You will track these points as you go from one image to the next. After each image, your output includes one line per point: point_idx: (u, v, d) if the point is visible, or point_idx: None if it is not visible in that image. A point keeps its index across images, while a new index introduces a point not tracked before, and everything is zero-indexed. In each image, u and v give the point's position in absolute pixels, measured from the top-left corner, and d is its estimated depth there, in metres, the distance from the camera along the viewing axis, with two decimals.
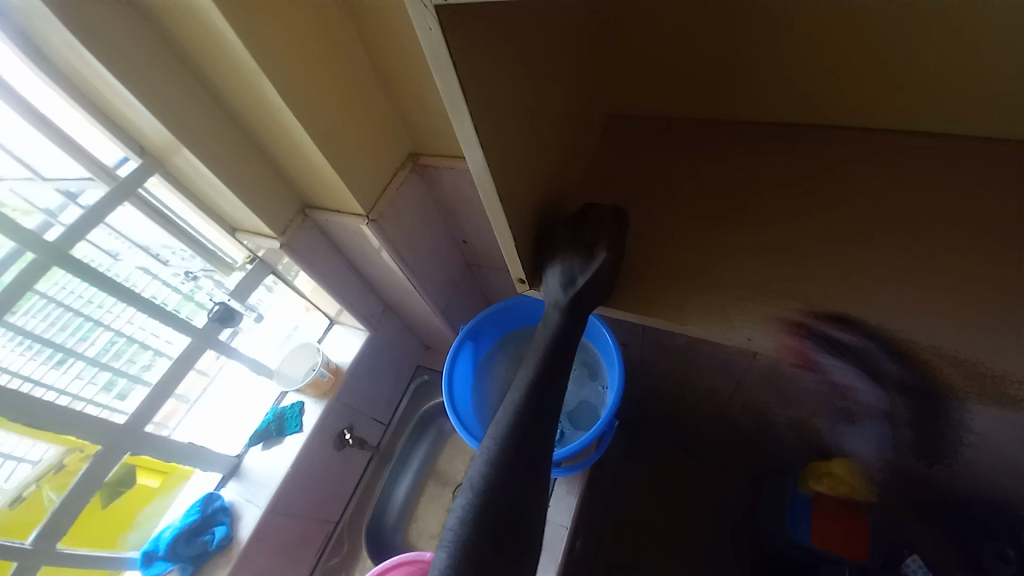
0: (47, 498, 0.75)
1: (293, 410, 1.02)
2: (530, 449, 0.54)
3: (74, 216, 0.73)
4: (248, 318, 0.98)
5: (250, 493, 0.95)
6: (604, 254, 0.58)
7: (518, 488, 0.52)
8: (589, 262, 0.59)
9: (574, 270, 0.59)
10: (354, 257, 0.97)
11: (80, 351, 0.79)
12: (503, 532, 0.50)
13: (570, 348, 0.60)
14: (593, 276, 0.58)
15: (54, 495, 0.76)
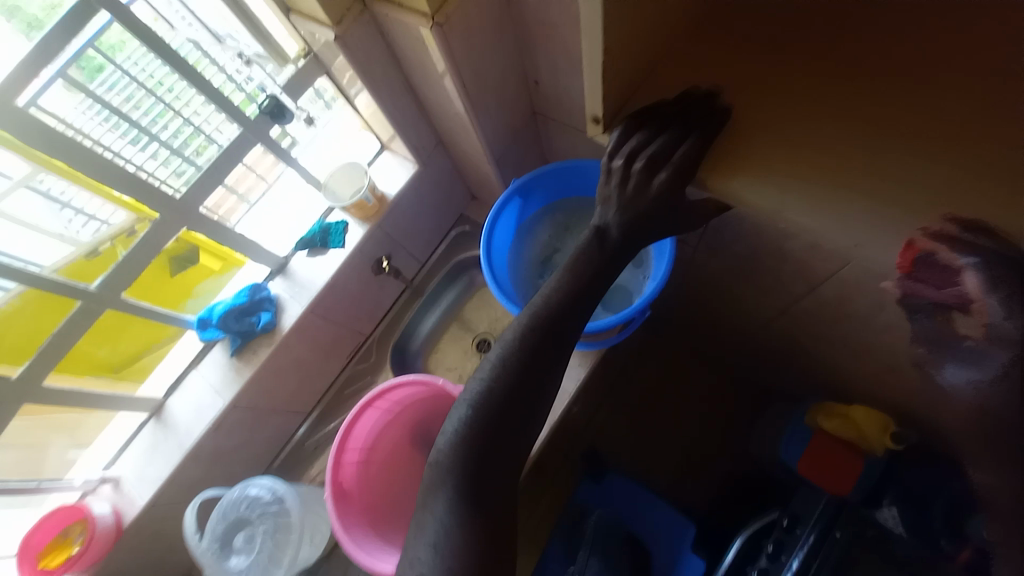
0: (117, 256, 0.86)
1: (337, 227, 1.03)
2: (543, 346, 0.63)
3: None
4: (298, 122, 0.94)
5: (294, 291, 1.02)
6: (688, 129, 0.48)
7: (526, 374, 0.62)
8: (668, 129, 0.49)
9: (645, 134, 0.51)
10: (412, 74, 0.86)
11: (154, 132, 0.80)
12: (513, 400, 0.61)
13: (608, 263, 0.63)
14: (665, 146, 0.50)
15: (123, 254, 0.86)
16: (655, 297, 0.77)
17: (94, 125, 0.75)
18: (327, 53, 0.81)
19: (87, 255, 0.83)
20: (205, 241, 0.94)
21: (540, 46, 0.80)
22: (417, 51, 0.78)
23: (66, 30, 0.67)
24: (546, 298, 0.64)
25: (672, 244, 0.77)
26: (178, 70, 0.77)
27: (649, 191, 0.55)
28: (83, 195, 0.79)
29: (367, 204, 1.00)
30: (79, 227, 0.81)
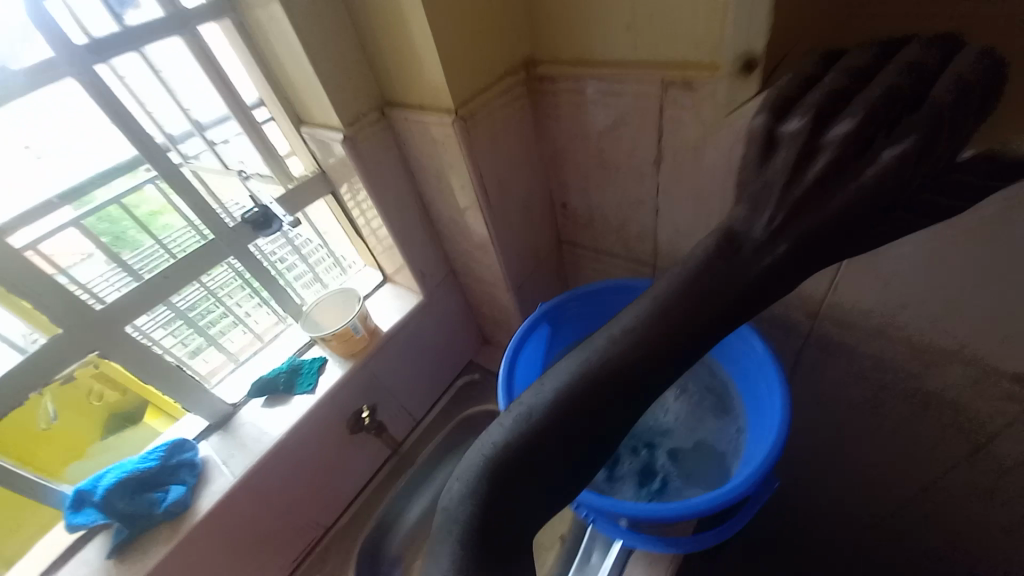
0: (42, 409, 0.63)
1: (311, 366, 0.81)
2: (601, 407, 0.41)
3: (105, 27, 0.56)
4: (279, 247, 0.81)
5: (229, 454, 0.74)
6: (947, 72, 0.37)
7: (601, 416, 0.41)
8: (896, 85, 0.38)
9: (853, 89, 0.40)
10: (428, 189, 0.77)
11: (172, 301, 0.71)
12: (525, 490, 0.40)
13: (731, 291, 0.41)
14: (894, 95, 0.37)
15: (48, 406, 0.63)
16: (773, 460, 0.50)
17: (107, 286, 0.65)
18: (336, 170, 0.73)
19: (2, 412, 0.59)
20: (119, 369, 0.68)
21: (574, 157, 0.72)
22: (437, 160, 0.69)
23: (99, 182, 0.62)
24: (643, 324, 0.41)
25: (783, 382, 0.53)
26: (167, 175, 0.65)
27: (860, 177, 0.38)
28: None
29: (354, 335, 0.80)
30: None
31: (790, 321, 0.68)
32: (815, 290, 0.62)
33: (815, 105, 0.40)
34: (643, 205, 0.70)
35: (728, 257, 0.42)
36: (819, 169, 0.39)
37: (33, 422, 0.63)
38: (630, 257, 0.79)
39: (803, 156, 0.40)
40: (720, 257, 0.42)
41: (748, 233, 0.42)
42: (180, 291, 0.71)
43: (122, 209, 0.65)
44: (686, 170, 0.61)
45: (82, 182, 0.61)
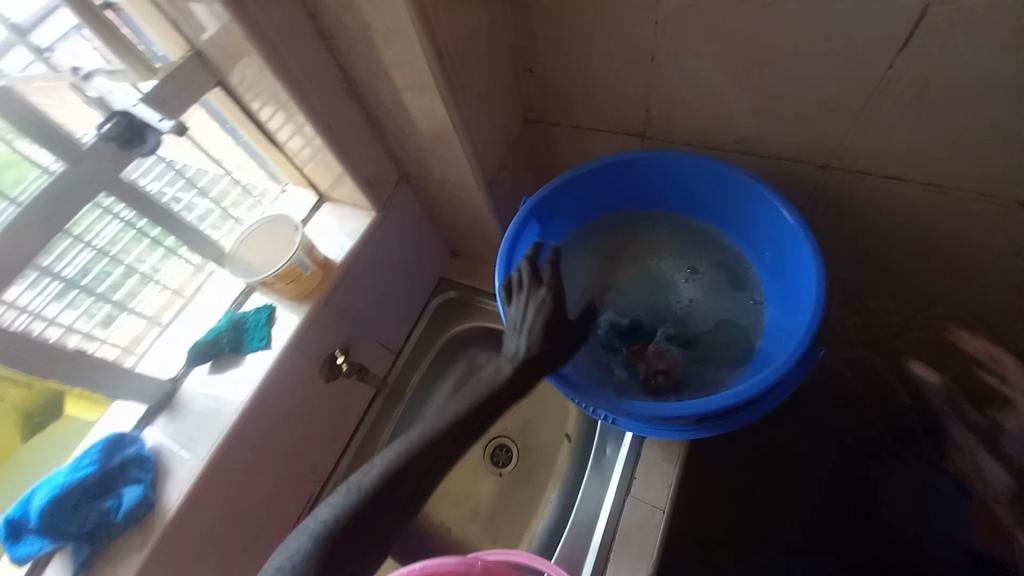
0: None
1: (257, 317, 0.67)
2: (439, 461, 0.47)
3: None
4: (163, 174, 0.61)
5: (185, 435, 0.62)
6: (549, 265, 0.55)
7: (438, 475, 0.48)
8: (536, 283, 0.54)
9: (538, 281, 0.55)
10: (353, 64, 0.57)
11: (50, 267, 0.54)
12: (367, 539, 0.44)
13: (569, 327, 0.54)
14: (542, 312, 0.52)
15: None
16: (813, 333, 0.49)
17: None
18: (220, 50, 0.52)
19: None
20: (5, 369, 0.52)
21: None
22: (362, 16, 0.50)
23: None
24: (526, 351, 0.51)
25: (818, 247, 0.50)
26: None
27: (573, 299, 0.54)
28: None
29: (303, 274, 0.65)
30: None
31: (798, 179, 0.61)
32: (834, 138, 0.54)
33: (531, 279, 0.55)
34: (635, 54, 0.56)
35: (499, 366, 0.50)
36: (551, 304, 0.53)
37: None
38: (617, 128, 0.67)
39: (530, 333, 0.51)
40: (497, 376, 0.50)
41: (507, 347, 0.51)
42: (48, 252, 0.53)
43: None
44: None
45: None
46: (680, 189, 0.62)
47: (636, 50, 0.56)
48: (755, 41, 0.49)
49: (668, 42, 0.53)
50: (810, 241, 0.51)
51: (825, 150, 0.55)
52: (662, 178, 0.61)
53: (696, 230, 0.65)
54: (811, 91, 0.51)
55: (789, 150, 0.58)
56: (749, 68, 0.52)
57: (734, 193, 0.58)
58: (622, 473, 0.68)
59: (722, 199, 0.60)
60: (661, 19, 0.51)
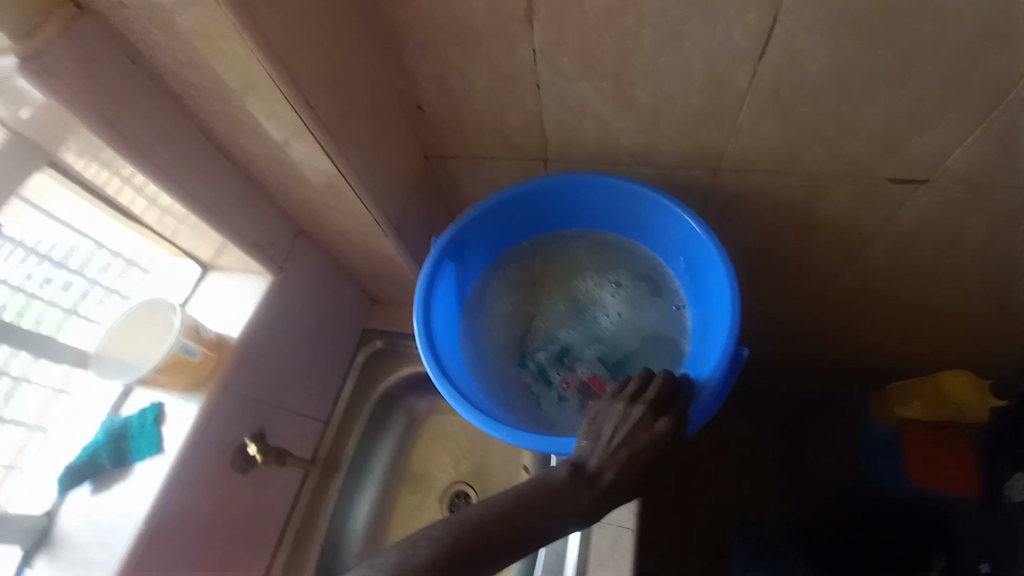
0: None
1: (143, 420, 0.57)
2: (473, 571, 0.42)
3: None
4: (13, 259, 0.51)
5: (73, 575, 0.52)
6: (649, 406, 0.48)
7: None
8: (619, 410, 0.49)
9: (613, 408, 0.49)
10: (214, 122, 0.51)
11: None
12: None
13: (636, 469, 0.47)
14: (617, 441, 0.47)
15: None
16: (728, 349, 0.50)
17: None
18: (38, 127, 0.44)
19: None
20: None
21: (414, 30, 0.53)
22: (215, 72, 0.45)
23: None
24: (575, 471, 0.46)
25: (723, 254, 0.52)
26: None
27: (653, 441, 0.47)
28: None
29: (192, 360, 0.56)
30: None
31: (692, 185, 0.63)
32: (717, 143, 0.56)
33: (615, 410, 0.49)
34: (519, 82, 0.56)
35: (580, 487, 0.46)
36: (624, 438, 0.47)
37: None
38: (516, 155, 0.66)
39: (613, 454, 0.47)
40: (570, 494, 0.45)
41: (589, 462, 0.47)
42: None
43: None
44: (564, 26, 0.48)
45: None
46: (589, 209, 0.62)
47: (520, 78, 0.55)
48: (628, 64, 0.50)
49: (548, 68, 0.53)
50: (716, 250, 0.52)
51: (710, 155, 0.58)
52: (568, 200, 0.61)
53: (612, 243, 0.65)
54: (688, 103, 0.53)
55: (679, 159, 0.60)
56: (627, 86, 0.53)
57: (640, 208, 0.59)
58: None
59: (631, 215, 0.61)
60: (537, 46, 0.51)
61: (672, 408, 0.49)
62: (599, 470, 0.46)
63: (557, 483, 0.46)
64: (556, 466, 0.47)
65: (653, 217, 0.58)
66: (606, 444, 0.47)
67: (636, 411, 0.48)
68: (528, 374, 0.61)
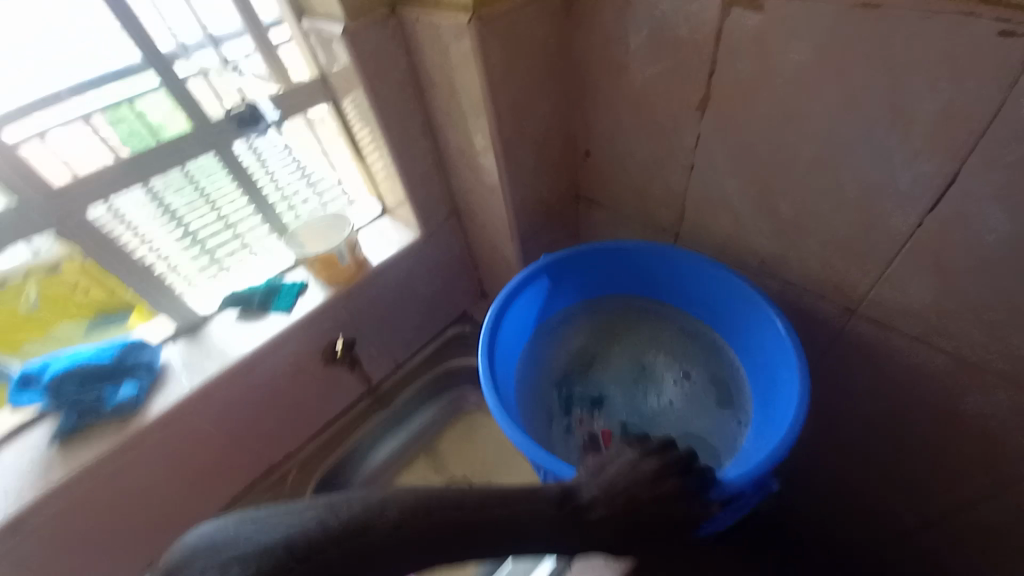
0: (24, 295, 0.59)
1: (290, 287, 0.76)
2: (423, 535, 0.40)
3: None
4: (271, 155, 0.73)
5: (192, 362, 0.69)
6: (671, 479, 0.45)
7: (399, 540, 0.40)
8: (640, 464, 0.46)
9: (636, 463, 0.46)
10: (436, 112, 0.69)
11: (189, 224, 0.69)
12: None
13: (629, 530, 0.44)
14: (622, 490, 0.44)
15: (32, 296, 0.60)
16: (770, 466, 0.46)
17: (132, 203, 0.63)
18: (337, 77, 0.66)
19: None
20: (100, 269, 0.63)
21: (605, 92, 0.63)
22: (450, 78, 0.61)
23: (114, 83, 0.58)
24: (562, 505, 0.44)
25: (804, 371, 0.49)
26: (155, 65, 0.59)
27: (658, 512, 0.44)
28: None
29: (339, 263, 0.74)
30: None
31: (820, 317, 0.59)
32: (856, 283, 0.54)
33: (640, 465, 0.46)
34: (675, 160, 0.61)
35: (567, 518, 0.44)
36: (632, 493, 0.44)
37: (12, 307, 0.59)
38: (651, 225, 0.71)
39: (613, 496, 0.44)
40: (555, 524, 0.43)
41: (582, 492, 0.45)
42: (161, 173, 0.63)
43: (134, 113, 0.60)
44: (731, 123, 0.53)
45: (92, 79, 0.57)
46: (688, 288, 0.64)
47: (676, 155, 0.61)
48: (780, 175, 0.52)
49: (704, 155, 0.58)
50: (796, 364, 0.50)
51: (847, 294, 0.55)
52: (674, 272, 0.63)
53: (698, 334, 0.66)
54: (833, 230, 0.52)
55: (812, 284, 0.57)
56: (773, 193, 0.54)
57: (740, 303, 0.58)
58: None
59: (725, 305, 0.61)
60: (701, 133, 0.56)
61: (687, 496, 0.45)
62: (590, 504, 0.44)
63: (537, 503, 0.44)
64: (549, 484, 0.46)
65: (749, 318, 0.57)
66: (609, 484, 0.45)
67: (660, 477, 0.45)
68: (556, 400, 0.63)
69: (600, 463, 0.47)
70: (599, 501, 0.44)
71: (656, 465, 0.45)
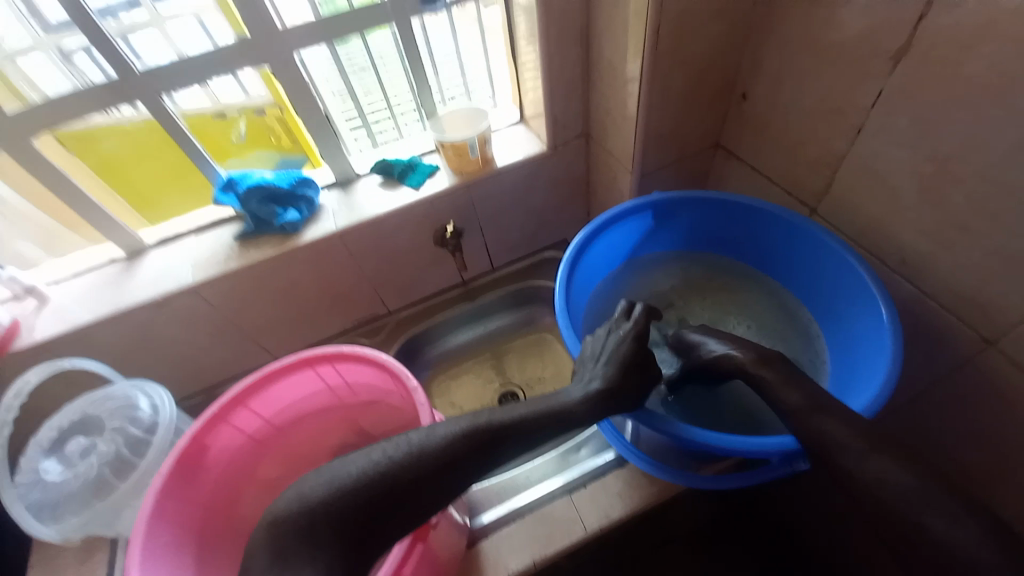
0: (236, 127, 0.78)
1: (425, 168, 0.85)
2: (482, 448, 0.48)
3: None
4: (437, 39, 0.80)
5: (340, 209, 0.83)
6: (644, 327, 0.57)
7: (461, 454, 0.47)
8: (615, 337, 0.56)
9: (615, 336, 0.56)
10: (597, 23, 0.68)
11: (359, 98, 0.82)
12: (388, 496, 0.45)
13: (637, 387, 0.53)
14: (614, 355, 0.55)
15: (243, 129, 0.78)
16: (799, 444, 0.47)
17: (322, 68, 0.76)
18: None
19: (213, 113, 0.75)
20: (290, 120, 0.79)
21: (786, 27, 0.57)
22: None
23: None
24: (579, 397, 0.52)
25: (893, 362, 0.47)
26: None
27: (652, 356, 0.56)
28: (212, 18, 0.66)
29: (469, 154, 0.80)
30: (184, 37, 0.67)
31: (949, 341, 0.51)
32: (1009, 311, 0.45)
33: (618, 332, 0.56)
34: (841, 120, 0.54)
35: (601, 406, 0.51)
36: (626, 351, 0.55)
37: (228, 134, 0.79)
38: (792, 191, 0.65)
39: (607, 362, 0.54)
40: (592, 410, 0.51)
41: (585, 382, 0.53)
42: (344, 42, 0.75)
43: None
44: (921, 85, 0.45)
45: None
46: (800, 260, 0.62)
47: (845, 113, 0.53)
48: (967, 158, 0.44)
49: (878, 119, 0.50)
50: (890, 351, 0.47)
51: (994, 322, 0.47)
52: (791, 241, 0.61)
53: (784, 313, 0.66)
54: (1008, 240, 0.43)
55: (955, 300, 0.49)
56: (946, 179, 0.46)
57: (851, 287, 0.55)
58: (578, 475, 0.70)
59: (834, 285, 0.58)
60: (884, 90, 0.48)
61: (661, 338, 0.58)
62: (592, 382, 0.53)
63: (574, 404, 0.51)
64: (573, 392, 0.53)
65: (856, 302, 0.54)
66: (602, 357, 0.55)
67: (638, 327, 0.57)
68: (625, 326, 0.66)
69: (584, 356, 0.57)
70: (604, 372, 0.53)
71: (635, 325, 0.57)
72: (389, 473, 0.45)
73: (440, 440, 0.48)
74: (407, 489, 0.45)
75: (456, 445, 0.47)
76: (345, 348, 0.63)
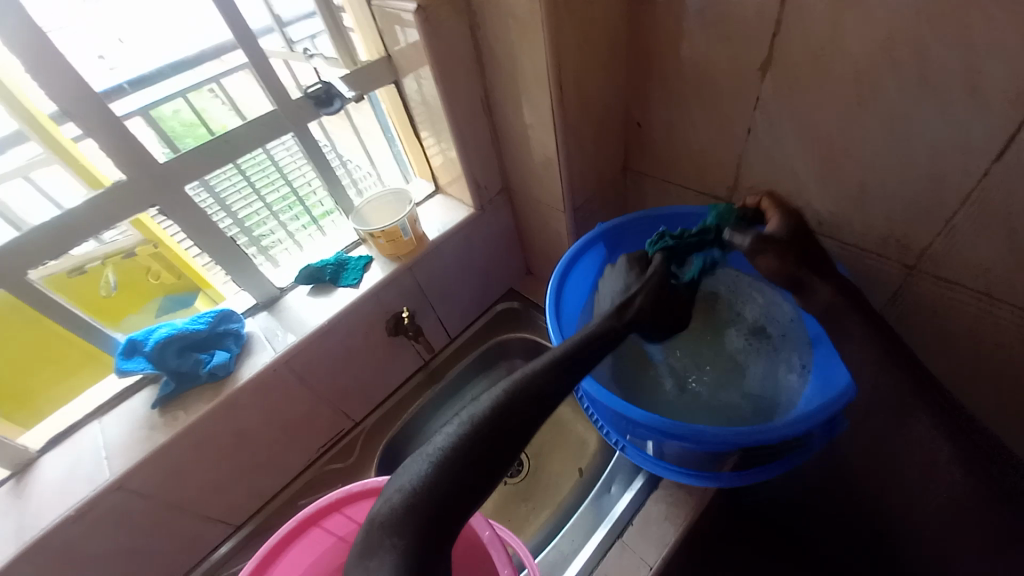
0: (104, 278, 0.67)
1: (357, 262, 0.80)
2: (530, 408, 0.41)
3: None
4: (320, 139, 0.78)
5: (273, 332, 0.73)
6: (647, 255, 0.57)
7: (508, 420, 0.40)
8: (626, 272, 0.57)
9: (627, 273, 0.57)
10: (494, 87, 0.72)
11: (239, 218, 0.76)
12: (450, 487, 0.38)
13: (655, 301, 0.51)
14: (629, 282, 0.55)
15: (112, 278, 0.67)
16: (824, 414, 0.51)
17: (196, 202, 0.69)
18: (405, 57, 0.70)
19: (69, 273, 0.63)
20: (168, 251, 0.70)
21: (662, 60, 0.65)
22: (512, 51, 0.63)
23: (169, 77, 0.63)
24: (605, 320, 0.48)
25: None
26: (245, 47, 0.62)
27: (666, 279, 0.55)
28: (57, 176, 0.59)
29: (402, 237, 0.78)
30: (21, 199, 0.58)
31: (880, 277, 0.60)
32: (920, 239, 0.54)
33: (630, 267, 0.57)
34: (732, 125, 0.63)
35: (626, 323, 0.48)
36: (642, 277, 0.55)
37: (95, 291, 0.67)
38: (704, 190, 0.73)
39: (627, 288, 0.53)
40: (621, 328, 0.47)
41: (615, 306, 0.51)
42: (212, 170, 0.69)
43: (183, 105, 0.65)
44: (795, 81, 0.54)
45: (150, 73, 0.62)
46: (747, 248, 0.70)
47: (735, 119, 0.62)
48: (845, 135, 0.53)
49: (765, 115, 0.59)
50: None
51: (909, 250, 0.55)
52: None
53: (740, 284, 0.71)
54: (902, 184, 0.52)
55: (875, 243, 0.58)
56: (835, 153, 0.55)
57: None
58: (618, 516, 0.67)
59: None
60: (762, 96, 0.57)
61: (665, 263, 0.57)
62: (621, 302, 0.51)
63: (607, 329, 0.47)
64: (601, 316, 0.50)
65: None
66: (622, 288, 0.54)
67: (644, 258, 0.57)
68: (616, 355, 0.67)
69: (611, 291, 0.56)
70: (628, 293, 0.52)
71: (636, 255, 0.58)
72: (428, 483, 0.38)
73: (470, 426, 0.40)
74: (466, 473, 0.39)
75: (502, 411, 0.40)
76: (343, 486, 0.54)
